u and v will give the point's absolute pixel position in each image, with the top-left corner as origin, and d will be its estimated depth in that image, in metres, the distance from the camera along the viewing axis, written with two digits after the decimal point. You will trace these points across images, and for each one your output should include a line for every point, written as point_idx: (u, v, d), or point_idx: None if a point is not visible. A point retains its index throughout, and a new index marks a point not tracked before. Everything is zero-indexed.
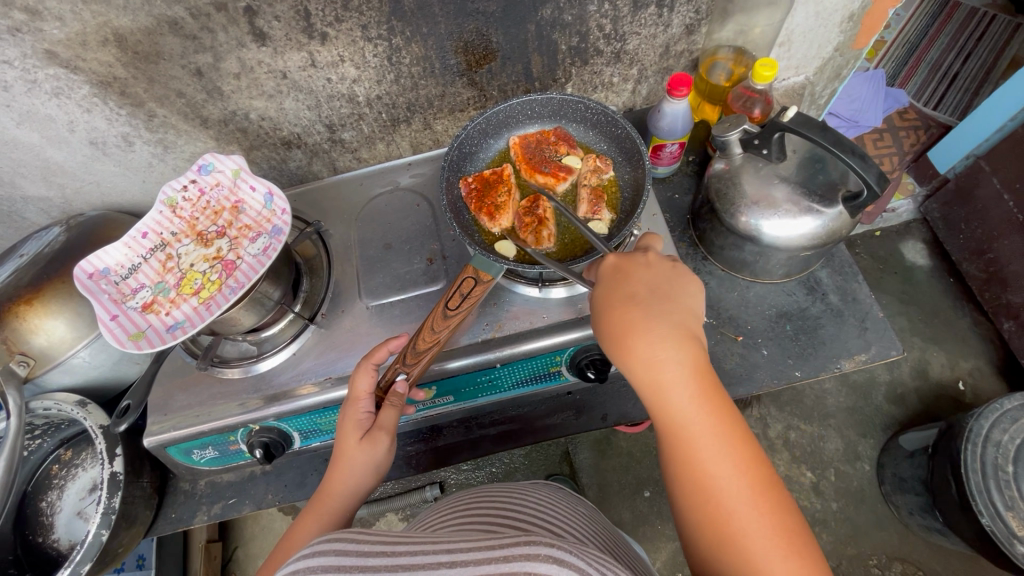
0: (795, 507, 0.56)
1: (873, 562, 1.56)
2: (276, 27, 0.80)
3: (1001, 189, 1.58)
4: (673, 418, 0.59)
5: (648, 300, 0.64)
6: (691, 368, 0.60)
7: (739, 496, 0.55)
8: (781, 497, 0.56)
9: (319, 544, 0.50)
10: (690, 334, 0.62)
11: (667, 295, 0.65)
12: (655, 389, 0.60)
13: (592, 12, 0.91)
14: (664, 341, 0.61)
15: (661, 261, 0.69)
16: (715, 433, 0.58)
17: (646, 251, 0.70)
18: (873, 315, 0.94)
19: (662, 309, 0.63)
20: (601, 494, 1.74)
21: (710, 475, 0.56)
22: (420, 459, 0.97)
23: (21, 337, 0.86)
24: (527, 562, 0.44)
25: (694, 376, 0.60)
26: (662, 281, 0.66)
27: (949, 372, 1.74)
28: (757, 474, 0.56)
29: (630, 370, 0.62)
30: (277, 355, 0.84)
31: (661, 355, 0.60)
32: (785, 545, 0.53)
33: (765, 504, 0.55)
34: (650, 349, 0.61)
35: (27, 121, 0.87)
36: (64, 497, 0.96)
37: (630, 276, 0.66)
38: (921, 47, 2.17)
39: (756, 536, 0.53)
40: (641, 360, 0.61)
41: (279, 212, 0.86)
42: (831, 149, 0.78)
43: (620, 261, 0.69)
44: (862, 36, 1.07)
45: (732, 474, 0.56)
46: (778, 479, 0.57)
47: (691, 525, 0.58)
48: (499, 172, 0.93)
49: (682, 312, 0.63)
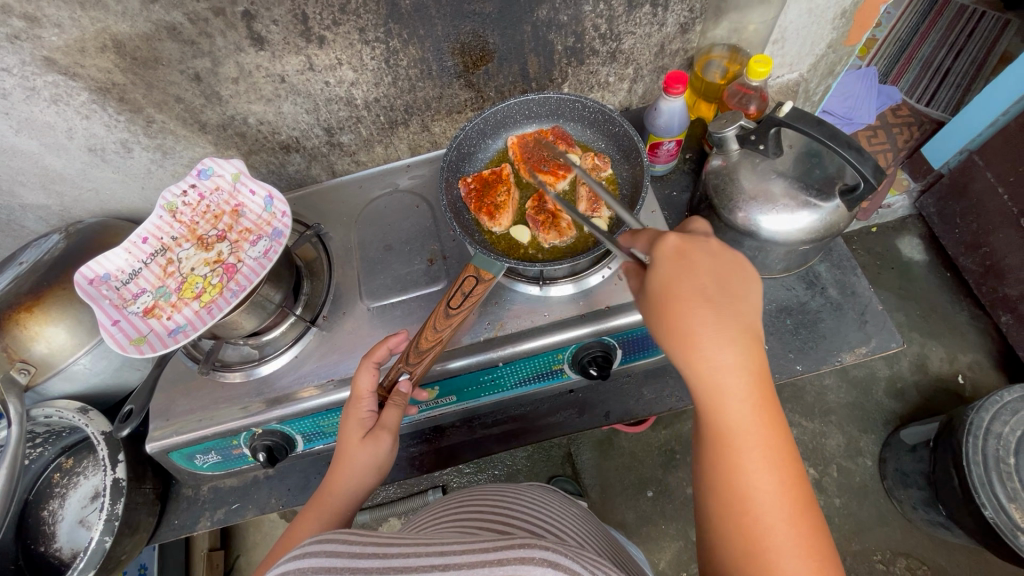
0: (825, 526, 0.56)
1: (878, 557, 1.56)
2: (273, 31, 0.81)
3: (995, 183, 1.60)
4: (724, 421, 0.59)
5: (719, 299, 0.62)
6: (751, 374, 0.59)
7: (777, 508, 0.55)
8: (815, 514, 0.56)
9: (311, 544, 0.50)
10: (754, 339, 0.61)
11: (735, 295, 0.63)
12: (713, 390, 0.59)
13: (588, 12, 0.92)
14: (729, 343, 0.60)
15: (729, 257, 0.66)
16: (762, 443, 0.57)
17: (712, 242, 0.67)
18: (873, 308, 0.95)
19: (731, 311, 0.61)
20: (604, 495, 1.74)
21: (752, 483, 0.56)
22: (424, 461, 0.96)
23: (22, 344, 0.86)
24: (523, 566, 0.44)
25: (751, 383, 0.59)
26: (732, 279, 0.63)
27: (948, 366, 1.74)
28: (795, 488, 0.56)
29: (689, 366, 0.61)
30: (278, 358, 0.84)
31: (724, 357, 0.59)
32: (815, 562, 0.53)
33: (800, 518, 0.55)
34: (714, 349, 0.59)
35: (25, 128, 0.87)
36: (65, 506, 0.96)
37: (699, 267, 0.64)
38: (913, 44, 2.19)
39: (790, 549, 0.53)
40: (703, 358, 0.60)
41: (280, 215, 0.86)
42: (827, 142, 0.78)
43: (689, 247, 0.66)
44: (855, 32, 1.08)
45: (772, 486, 0.56)
46: (812, 495, 0.57)
47: (719, 528, 0.57)
48: (497, 172, 0.94)
49: (750, 316, 0.62)
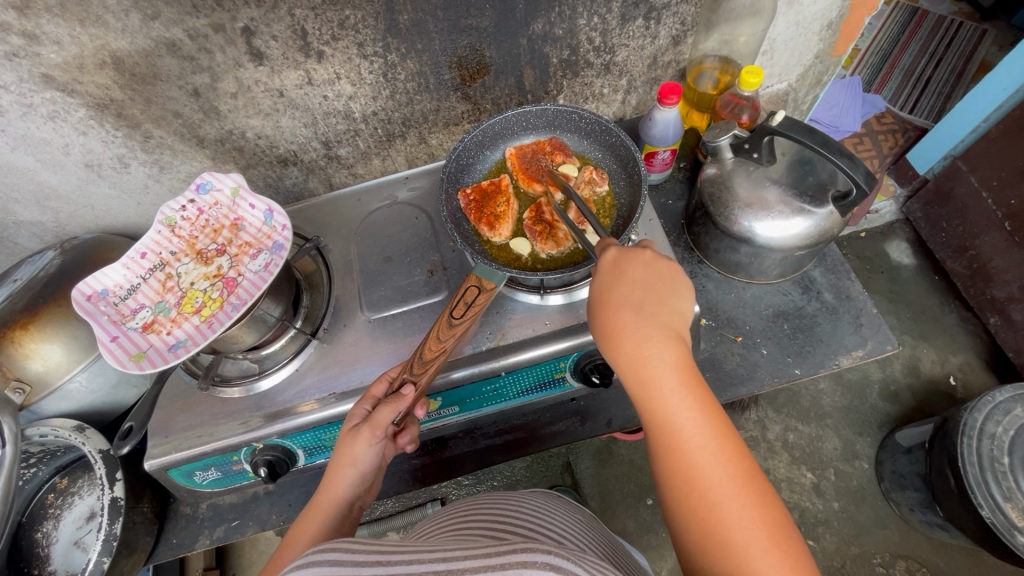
0: (776, 496, 0.55)
1: (877, 560, 1.56)
2: (273, 47, 0.81)
3: (979, 188, 1.63)
4: (658, 411, 0.59)
5: (640, 301, 0.64)
6: (676, 364, 0.61)
7: (722, 488, 0.55)
8: (763, 488, 0.56)
9: (313, 554, 0.48)
10: (676, 334, 0.63)
11: (659, 295, 0.65)
12: (643, 384, 0.61)
13: (582, 25, 0.94)
14: (649, 339, 0.62)
15: (659, 258, 0.68)
16: (699, 427, 0.58)
17: (647, 249, 0.68)
18: (868, 311, 0.97)
19: (651, 310, 0.64)
20: (604, 504, 1.73)
21: (694, 466, 0.56)
22: (426, 472, 0.96)
23: (17, 362, 0.85)
24: (525, 570, 0.43)
25: (678, 372, 0.60)
26: (655, 278, 0.66)
27: (939, 368, 1.77)
28: (738, 464, 0.56)
29: (620, 365, 0.63)
30: (279, 372, 0.83)
31: (647, 351, 0.61)
32: (766, 533, 0.52)
33: (747, 492, 0.55)
34: (638, 346, 0.62)
35: (21, 145, 0.87)
36: (59, 527, 0.94)
37: (628, 270, 0.66)
38: (894, 53, 2.25)
39: (739, 525, 0.53)
40: (630, 353, 0.62)
41: (280, 228, 0.87)
42: (820, 151, 0.80)
43: (619, 257, 0.68)
44: (841, 44, 1.12)
45: (715, 466, 0.56)
46: (758, 470, 0.57)
47: (675, 513, 0.57)
48: (497, 183, 0.95)
49: (670, 313, 0.64)
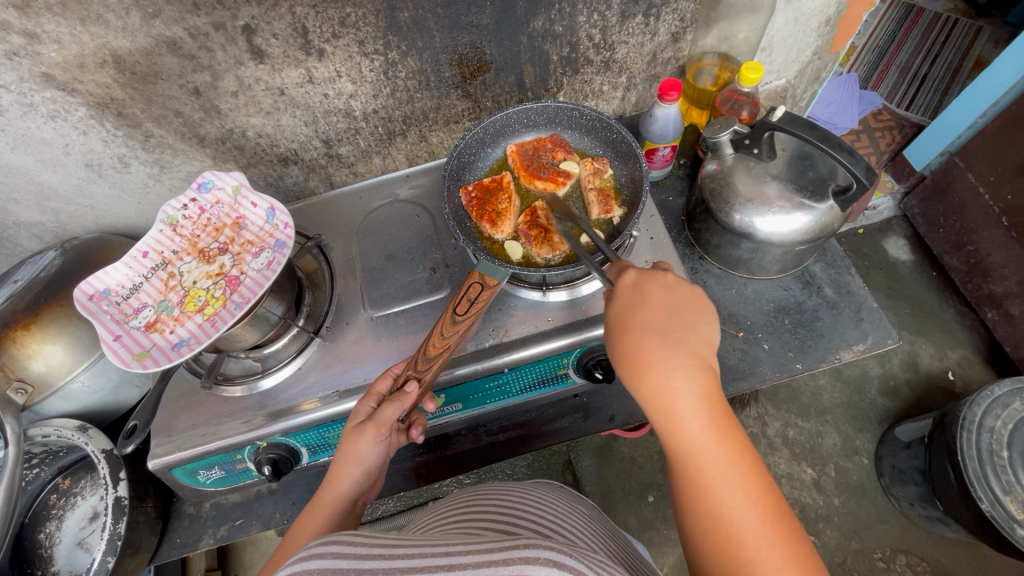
0: (802, 529, 0.55)
1: (877, 555, 1.57)
2: (273, 45, 0.81)
3: (976, 184, 1.64)
4: (682, 441, 0.59)
5: (664, 329, 0.64)
6: (701, 395, 0.60)
7: (749, 522, 0.55)
8: (789, 521, 0.55)
9: (315, 546, 0.48)
10: (702, 362, 0.62)
11: (683, 323, 0.65)
12: (667, 415, 0.60)
13: (582, 22, 0.94)
14: (675, 369, 0.61)
15: (679, 285, 0.69)
16: (724, 458, 0.58)
17: (666, 272, 0.70)
18: (868, 305, 0.97)
19: (675, 338, 0.63)
20: (605, 501, 1.74)
21: (719, 499, 0.56)
22: (429, 470, 0.96)
23: (19, 363, 0.84)
24: (527, 566, 0.43)
25: (703, 403, 0.60)
26: (679, 306, 0.66)
27: (938, 363, 1.77)
28: (765, 497, 0.56)
29: (642, 395, 0.63)
30: (281, 371, 0.83)
31: (672, 382, 0.61)
32: (795, 570, 0.52)
33: (774, 526, 0.54)
34: (661, 375, 0.61)
35: (21, 145, 0.87)
36: (62, 528, 0.94)
37: (650, 297, 0.67)
38: (891, 50, 2.25)
39: (766, 560, 0.53)
40: (653, 383, 0.62)
41: (282, 226, 0.87)
42: (820, 146, 0.80)
43: (640, 281, 0.69)
44: (839, 40, 1.13)
45: (740, 499, 0.56)
46: (784, 501, 0.57)
47: (699, 544, 0.57)
48: (498, 180, 0.95)
49: (695, 341, 0.64)
